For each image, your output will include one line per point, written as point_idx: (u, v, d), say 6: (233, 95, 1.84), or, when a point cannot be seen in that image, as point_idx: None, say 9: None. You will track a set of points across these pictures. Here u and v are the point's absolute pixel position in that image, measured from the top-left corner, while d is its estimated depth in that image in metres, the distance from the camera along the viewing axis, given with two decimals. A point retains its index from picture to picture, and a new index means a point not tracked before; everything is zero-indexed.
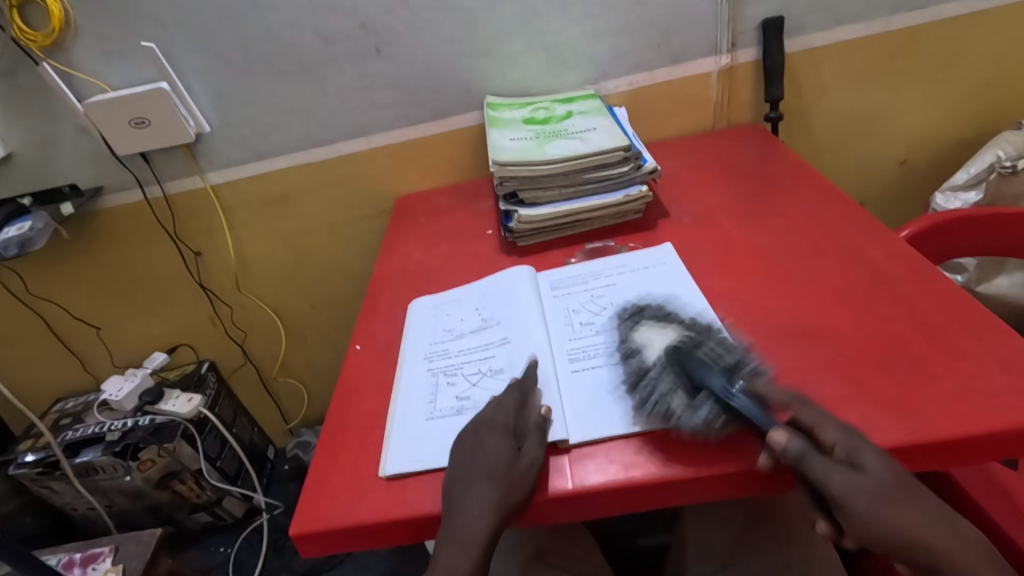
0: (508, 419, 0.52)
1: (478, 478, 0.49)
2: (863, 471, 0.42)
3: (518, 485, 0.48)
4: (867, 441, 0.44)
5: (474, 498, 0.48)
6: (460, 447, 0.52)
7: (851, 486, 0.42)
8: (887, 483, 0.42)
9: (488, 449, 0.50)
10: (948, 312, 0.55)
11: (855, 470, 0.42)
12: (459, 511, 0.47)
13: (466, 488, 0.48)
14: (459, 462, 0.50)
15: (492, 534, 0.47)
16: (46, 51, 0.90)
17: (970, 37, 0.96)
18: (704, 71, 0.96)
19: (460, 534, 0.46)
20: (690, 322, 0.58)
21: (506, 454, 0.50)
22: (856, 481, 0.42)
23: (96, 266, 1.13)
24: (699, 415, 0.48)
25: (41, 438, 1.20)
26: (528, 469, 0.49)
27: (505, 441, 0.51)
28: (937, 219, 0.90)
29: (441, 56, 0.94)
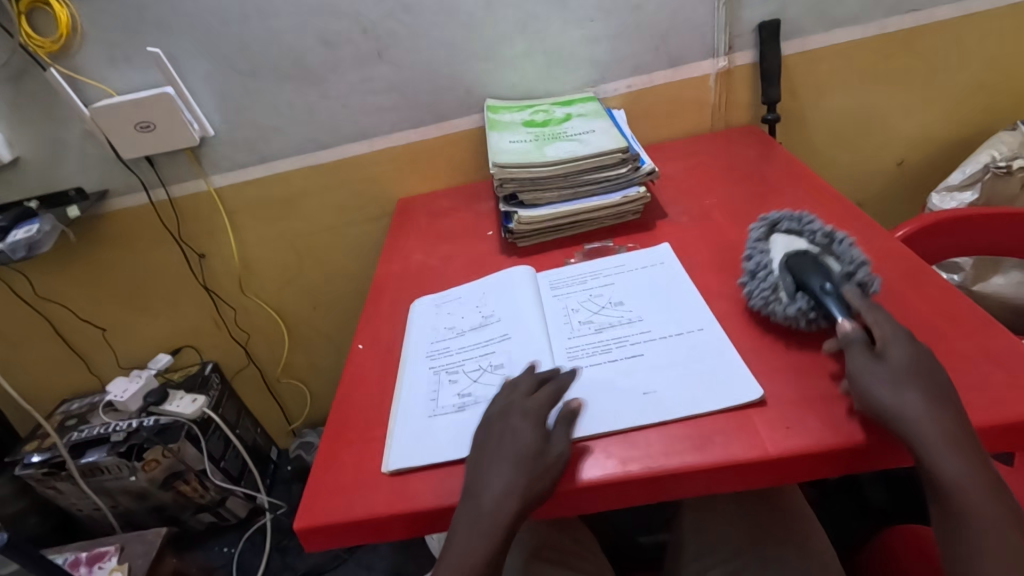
0: (538, 406, 0.53)
1: (502, 464, 0.49)
2: (887, 361, 0.47)
3: (544, 473, 0.49)
4: (912, 345, 0.48)
5: (497, 483, 0.48)
6: (487, 430, 0.53)
7: (871, 370, 0.47)
8: (906, 373, 0.46)
9: (517, 434, 0.51)
10: (941, 309, 0.56)
11: (880, 361, 0.48)
12: (482, 494, 0.48)
13: (489, 474, 0.49)
14: (484, 445, 0.52)
15: (512, 521, 0.47)
16: (53, 57, 0.91)
17: (965, 40, 0.97)
18: (702, 73, 0.97)
19: (478, 517, 0.47)
20: (818, 233, 0.61)
21: (535, 439, 0.51)
22: (878, 367, 0.47)
23: (102, 268, 1.15)
24: (785, 307, 0.56)
25: (47, 439, 1.21)
26: (556, 460, 0.50)
27: (534, 429, 0.51)
28: (932, 220, 0.91)
29: (442, 61, 0.95)
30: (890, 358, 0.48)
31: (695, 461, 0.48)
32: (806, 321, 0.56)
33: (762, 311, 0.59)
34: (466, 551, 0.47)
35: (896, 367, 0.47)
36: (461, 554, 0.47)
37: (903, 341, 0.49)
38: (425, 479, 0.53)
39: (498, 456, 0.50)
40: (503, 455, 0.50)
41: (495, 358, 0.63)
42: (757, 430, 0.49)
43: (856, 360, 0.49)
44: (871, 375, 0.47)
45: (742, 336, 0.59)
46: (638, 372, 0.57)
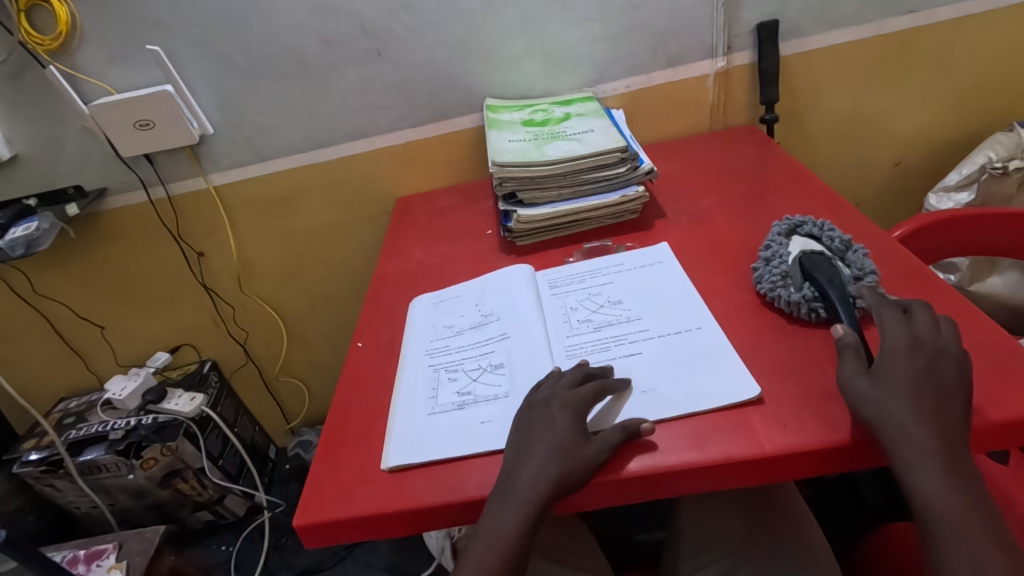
0: (580, 398, 0.53)
1: (538, 447, 0.51)
2: (875, 376, 0.48)
3: (580, 462, 0.49)
4: (911, 359, 0.48)
5: (532, 465, 0.50)
6: (528, 413, 0.54)
7: (856, 382, 0.48)
8: (893, 390, 0.47)
9: (556, 422, 0.52)
10: (938, 309, 0.57)
11: (868, 374, 0.48)
12: (516, 474, 0.50)
13: (525, 456, 0.51)
14: (522, 429, 0.53)
15: (542, 502, 0.48)
16: (53, 54, 0.91)
17: (962, 41, 0.97)
18: (700, 73, 0.97)
19: (511, 496, 0.49)
20: (836, 239, 0.64)
21: (575, 429, 0.51)
22: (864, 381, 0.48)
23: (101, 266, 1.15)
24: (789, 296, 0.59)
25: (45, 437, 1.21)
26: (595, 453, 0.49)
27: (573, 420, 0.52)
28: (929, 220, 0.92)
29: (441, 59, 0.95)
30: (882, 371, 0.48)
31: (694, 459, 0.48)
32: (808, 311, 0.58)
33: (769, 300, 0.62)
34: (495, 527, 0.48)
35: (882, 384, 0.47)
36: (490, 529, 0.48)
37: (902, 355, 0.48)
38: (424, 476, 0.53)
39: (536, 440, 0.51)
40: (541, 440, 0.51)
41: (495, 355, 0.64)
42: (755, 429, 0.50)
43: (847, 367, 0.50)
44: (856, 388, 0.48)
45: (739, 335, 0.59)
46: (638, 370, 0.57)
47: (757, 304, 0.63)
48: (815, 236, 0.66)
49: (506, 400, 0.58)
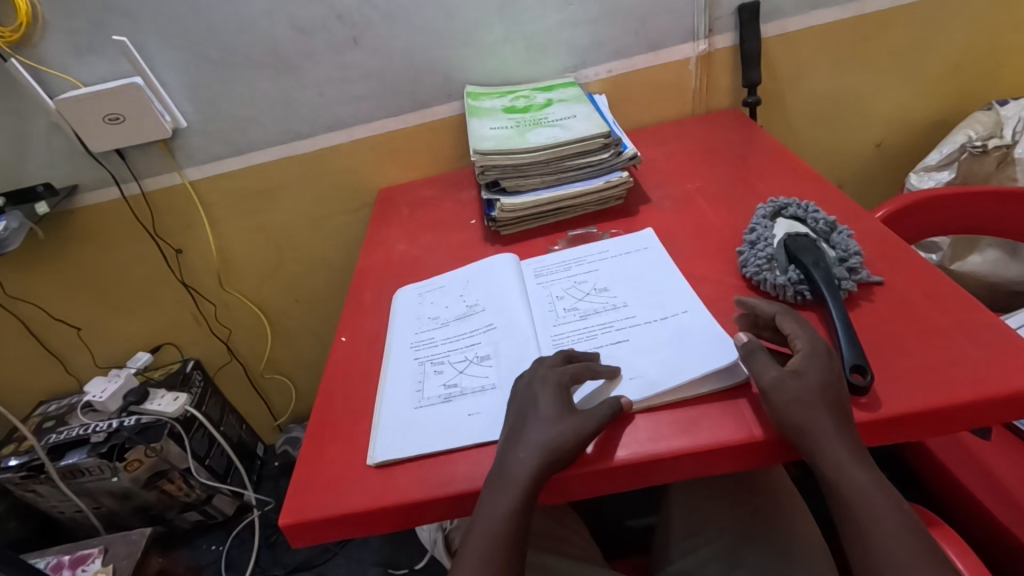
0: (561, 378, 0.53)
1: (528, 431, 0.50)
2: (801, 376, 0.48)
3: (571, 437, 0.49)
4: (829, 362, 0.49)
5: (523, 447, 0.49)
6: (516, 399, 0.53)
7: (784, 383, 0.47)
8: (815, 391, 0.47)
9: (540, 402, 0.51)
10: (921, 288, 0.57)
11: (793, 375, 0.48)
12: (508, 455, 0.49)
13: (515, 437, 0.50)
14: (512, 415, 0.52)
15: (536, 489, 0.48)
16: (14, 47, 0.88)
17: (940, 21, 0.97)
18: (682, 57, 0.96)
19: (505, 476, 0.48)
20: (821, 221, 0.64)
21: (557, 410, 0.51)
22: (791, 381, 0.47)
23: (75, 265, 1.11)
24: (774, 280, 0.59)
25: (24, 442, 1.18)
26: (584, 433, 0.49)
27: (558, 398, 0.52)
28: (909, 199, 0.92)
29: (420, 47, 0.93)
30: (804, 374, 0.48)
31: (684, 444, 0.48)
32: (793, 294, 0.58)
33: (755, 283, 0.62)
34: (490, 510, 0.47)
35: (808, 385, 0.47)
36: (488, 512, 0.48)
37: (820, 359, 0.49)
38: (413, 470, 0.52)
39: (526, 421, 0.51)
40: (531, 420, 0.51)
41: (482, 347, 0.63)
42: (743, 414, 0.50)
43: (767, 371, 0.49)
44: (784, 390, 0.47)
45: (725, 320, 0.59)
46: (624, 357, 0.57)
47: (742, 288, 0.63)
48: (798, 218, 0.66)
49: (493, 390, 0.57)
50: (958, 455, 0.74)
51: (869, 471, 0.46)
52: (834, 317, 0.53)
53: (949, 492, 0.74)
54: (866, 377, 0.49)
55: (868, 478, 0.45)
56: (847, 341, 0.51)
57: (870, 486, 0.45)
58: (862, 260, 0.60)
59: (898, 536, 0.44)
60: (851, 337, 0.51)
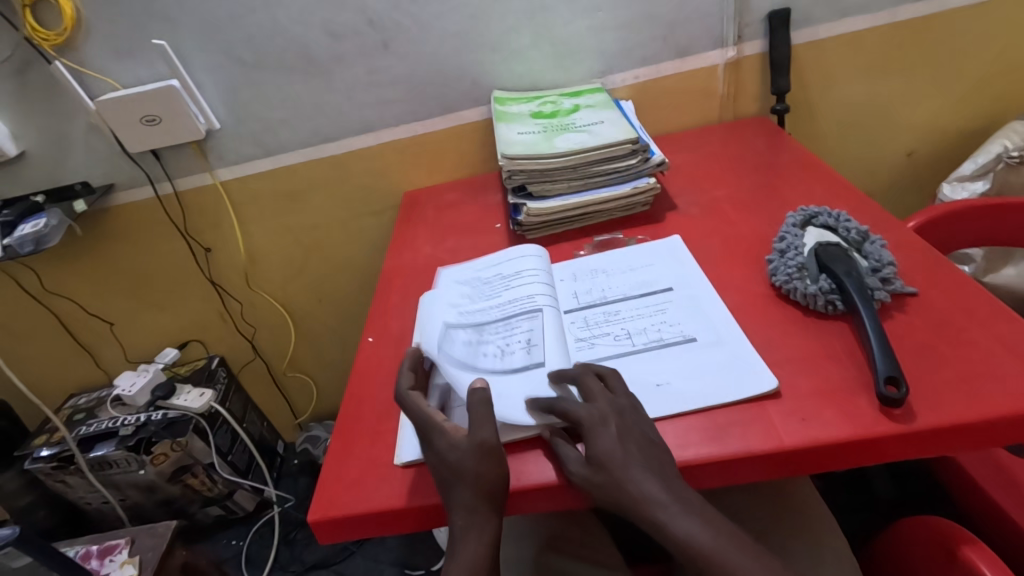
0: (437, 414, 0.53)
1: (454, 471, 0.49)
2: (619, 433, 0.48)
3: (494, 468, 0.49)
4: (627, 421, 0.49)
5: (457, 487, 0.49)
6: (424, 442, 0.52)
7: (608, 445, 0.48)
8: (633, 447, 0.48)
9: (448, 442, 0.51)
10: (960, 302, 0.56)
11: (612, 430, 0.49)
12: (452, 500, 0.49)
13: (445, 491, 0.49)
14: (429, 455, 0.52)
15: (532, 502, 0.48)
16: (58, 50, 0.91)
17: (976, 28, 0.96)
18: (710, 64, 0.96)
19: (458, 525, 0.48)
20: (853, 230, 0.63)
21: (456, 444, 0.50)
22: (613, 443, 0.48)
23: (107, 262, 1.14)
24: (805, 288, 0.59)
25: (55, 433, 1.21)
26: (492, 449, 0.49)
27: (450, 437, 0.51)
28: (941, 209, 0.90)
29: (448, 52, 0.94)
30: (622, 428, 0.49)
31: (712, 452, 0.48)
32: (824, 304, 0.58)
33: (785, 291, 0.61)
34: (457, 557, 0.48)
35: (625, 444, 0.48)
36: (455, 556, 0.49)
37: (612, 432, 0.48)
38: None
39: (438, 463, 0.50)
40: (443, 462, 0.50)
41: (518, 335, 0.60)
42: (773, 421, 0.49)
43: (599, 443, 0.48)
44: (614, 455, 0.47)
45: (755, 329, 0.59)
46: (653, 363, 0.57)
47: (772, 297, 0.62)
48: (829, 227, 0.65)
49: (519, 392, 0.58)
50: (992, 473, 0.72)
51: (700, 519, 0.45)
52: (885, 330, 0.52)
53: (981, 513, 0.72)
54: (901, 389, 0.48)
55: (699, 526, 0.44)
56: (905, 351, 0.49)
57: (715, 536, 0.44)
58: (896, 270, 0.59)
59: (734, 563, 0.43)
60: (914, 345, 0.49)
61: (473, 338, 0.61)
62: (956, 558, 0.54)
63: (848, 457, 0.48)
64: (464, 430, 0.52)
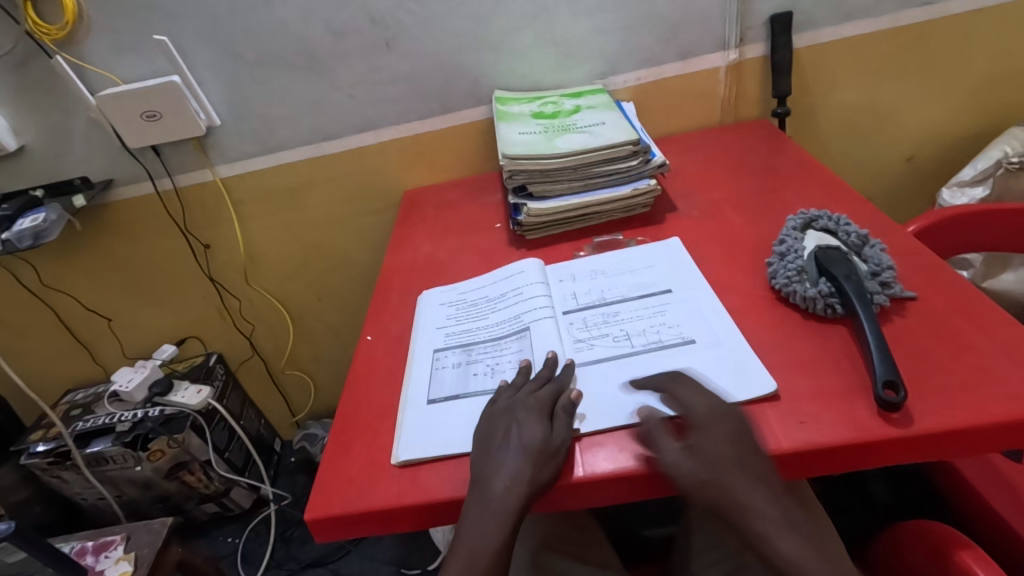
0: (541, 400, 0.54)
1: (510, 455, 0.50)
2: (736, 434, 0.49)
3: (551, 466, 0.49)
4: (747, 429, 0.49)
5: (504, 472, 0.49)
6: (490, 424, 0.53)
7: (715, 445, 0.49)
8: (750, 452, 0.48)
9: (524, 427, 0.51)
10: (960, 308, 0.56)
11: (730, 430, 0.49)
12: (489, 483, 0.49)
13: (496, 461, 0.50)
14: (487, 437, 0.52)
15: (517, 512, 0.48)
16: (59, 45, 0.91)
17: (978, 34, 0.96)
18: (712, 66, 0.96)
19: (470, 513, 0.49)
20: (853, 234, 0.63)
21: (539, 432, 0.51)
22: (721, 442, 0.49)
23: (106, 257, 1.14)
24: (804, 292, 0.59)
25: (52, 428, 1.21)
26: (559, 448, 0.50)
27: (540, 424, 0.52)
28: (940, 215, 0.90)
29: (450, 51, 0.94)
30: (738, 428, 0.49)
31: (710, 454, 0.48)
32: (823, 307, 0.58)
33: (784, 294, 0.61)
34: (478, 539, 0.48)
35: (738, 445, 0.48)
36: (472, 541, 0.48)
37: (727, 433, 0.49)
38: (437, 470, 0.53)
39: (505, 446, 0.51)
40: (512, 445, 0.51)
41: (507, 357, 0.62)
42: (772, 424, 0.49)
43: (708, 440, 0.49)
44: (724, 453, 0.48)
45: (754, 332, 0.59)
46: (652, 365, 0.57)
47: (772, 300, 0.62)
48: (829, 231, 0.65)
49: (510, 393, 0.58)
50: (988, 478, 0.72)
51: (795, 533, 0.48)
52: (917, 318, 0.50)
53: (977, 518, 0.72)
54: (899, 394, 0.48)
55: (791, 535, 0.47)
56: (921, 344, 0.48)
57: (807, 553, 0.47)
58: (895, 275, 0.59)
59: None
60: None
61: (460, 366, 0.63)
62: (951, 561, 0.54)
63: (848, 461, 0.48)
64: (540, 419, 0.52)
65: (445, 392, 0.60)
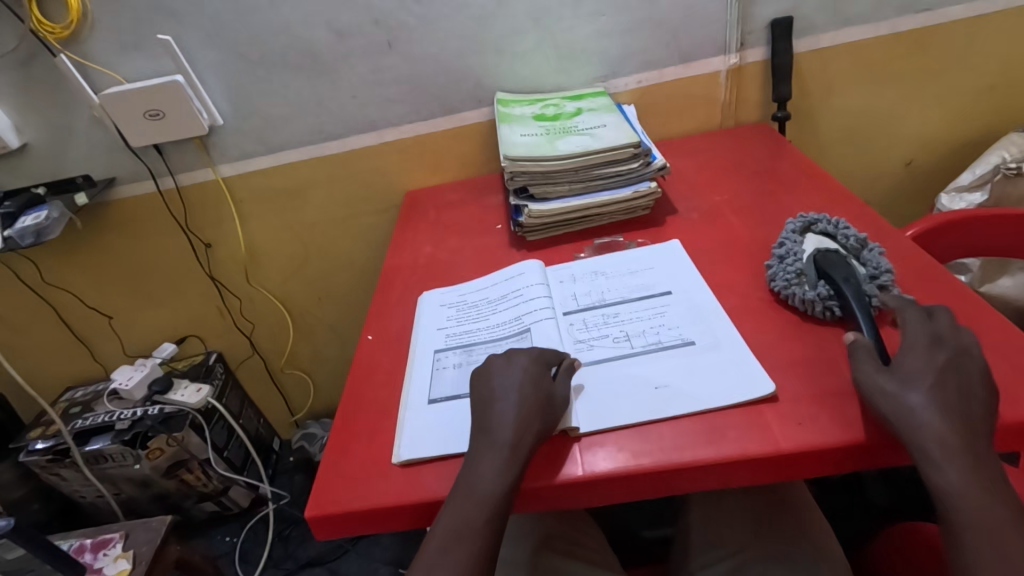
0: (542, 356, 0.57)
1: (511, 400, 0.52)
2: (935, 351, 0.48)
3: (551, 414, 0.52)
4: (934, 351, 0.48)
5: (507, 415, 0.51)
6: (491, 378, 0.56)
7: (915, 361, 0.48)
8: (936, 373, 0.47)
9: (526, 378, 0.54)
10: (958, 312, 0.56)
11: (931, 348, 0.48)
12: (494, 425, 0.51)
13: (499, 408, 0.52)
14: (488, 390, 0.55)
15: (521, 453, 0.49)
16: (64, 43, 0.91)
17: (978, 40, 0.96)
18: (713, 70, 0.97)
19: (475, 454, 0.50)
20: (852, 237, 0.63)
21: (541, 382, 0.54)
22: (919, 360, 0.48)
23: (107, 255, 1.14)
24: (803, 294, 0.59)
25: (51, 426, 1.21)
26: (559, 399, 0.53)
27: (541, 375, 0.55)
28: (939, 219, 0.91)
29: (452, 52, 0.95)
30: (943, 346, 0.48)
31: (709, 454, 0.48)
32: (821, 309, 0.58)
33: (783, 297, 0.62)
34: (477, 481, 0.48)
35: (931, 364, 0.47)
36: (473, 482, 0.48)
37: (924, 351, 0.48)
38: (437, 470, 0.53)
39: (507, 394, 0.53)
40: (514, 393, 0.53)
41: None
42: (769, 425, 0.50)
43: (911, 359, 0.48)
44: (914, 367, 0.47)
45: (752, 334, 0.59)
46: (651, 367, 0.57)
47: (771, 302, 0.63)
48: (827, 234, 0.65)
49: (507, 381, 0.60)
50: None
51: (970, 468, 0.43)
52: (916, 319, 0.51)
53: None
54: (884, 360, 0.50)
55: (964, 477, 0.43)
56: (919, 345, 0.49)
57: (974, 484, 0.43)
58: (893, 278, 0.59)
59: (989, 531, 0.42)
60: (928, 349, 0.48)
61: (460, 366, 0.63)
62: None
63: (837, 462, 0.48)
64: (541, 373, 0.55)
65: (446, 392, 0.60)
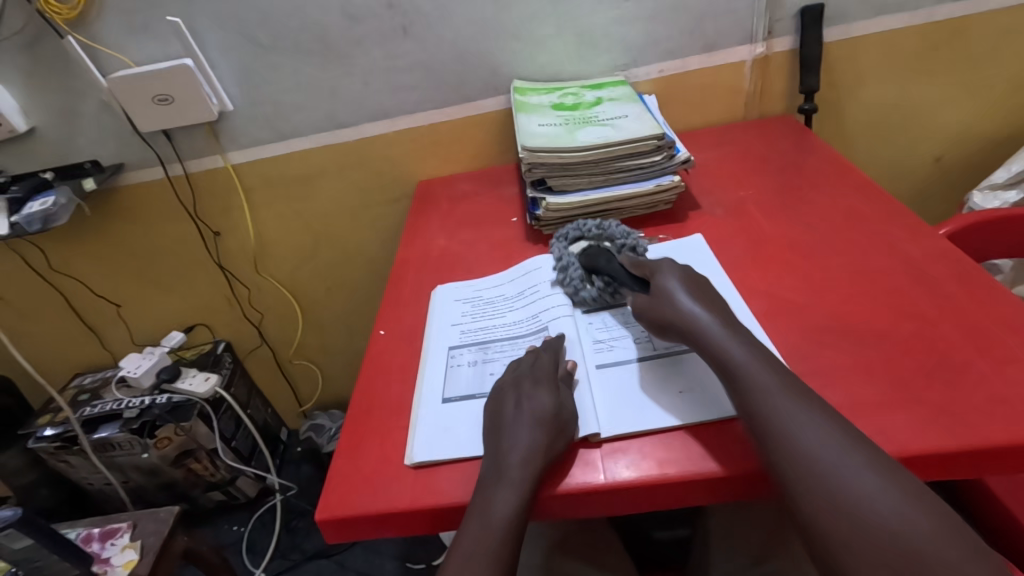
0: (549, 372, 0.55)
1: (522, 424, 0.50)
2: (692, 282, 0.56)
3: (563, 435, 0.50)
4: (701, 287, 0.55)
5: (519, 441, 0.49)
6: (498, 400, 0.54)
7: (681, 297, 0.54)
8: (710, 304, 0.53)
9: (533, 398, 0.52)
10: (1001, 317, 0.53)
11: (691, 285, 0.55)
12: (505, 452, 0.48)
13: (510, 431, 0.50)
14: (495, 412, 0.53)
15: (534, 478, 0.47)
16: (71, 25, 0.89)
17: (1017, 31, 0.92)
18: (738, 60, 0.93)
19: (485, 484, 0.47)
20: (591, 226, 0.72)
21: (549, 399, 0.52)
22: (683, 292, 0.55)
23: (115, 240, 1.13)
24: (590, 294, 0.64)
25: (60, 413, 1.21)
26: (568, 417, 0.51)
27: (550, 393, 0.52)
28: (974, 219, 0.87)
29: (469, 38, 0.92)
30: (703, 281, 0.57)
31: (738, 464, 0.46)
32: (612, 296, 0.64)
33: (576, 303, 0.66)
34: (490, 510, 0.46)
35: (690, 289, 0.55)
36: (485, 510, 0.46)
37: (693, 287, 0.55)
38: (451, 473, 0.51)
39: (517, 417, 0.51)
40: (523, 415, 0.51)
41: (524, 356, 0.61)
42: None
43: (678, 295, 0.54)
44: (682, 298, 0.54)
45: (781, 336, 0.57)
46: (674, 369, 0.55)
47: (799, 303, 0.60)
48: (596, 237, 0.71)
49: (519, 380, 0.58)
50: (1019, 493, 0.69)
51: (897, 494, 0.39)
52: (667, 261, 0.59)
53: (993, 530, 0.69)
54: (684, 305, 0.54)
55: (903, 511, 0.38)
56: (674, 275, 0.57)
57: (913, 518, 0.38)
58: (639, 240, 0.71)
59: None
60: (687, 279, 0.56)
61: (475, 365, 0.61)
62: None
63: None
64: (547, 391, 0.53)
65: (461, 391, 0.58)
